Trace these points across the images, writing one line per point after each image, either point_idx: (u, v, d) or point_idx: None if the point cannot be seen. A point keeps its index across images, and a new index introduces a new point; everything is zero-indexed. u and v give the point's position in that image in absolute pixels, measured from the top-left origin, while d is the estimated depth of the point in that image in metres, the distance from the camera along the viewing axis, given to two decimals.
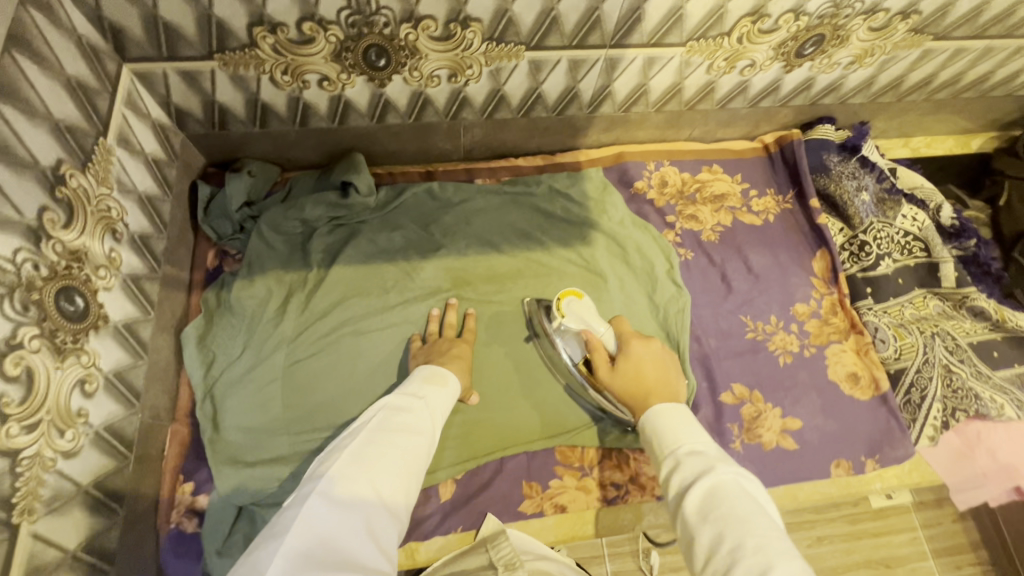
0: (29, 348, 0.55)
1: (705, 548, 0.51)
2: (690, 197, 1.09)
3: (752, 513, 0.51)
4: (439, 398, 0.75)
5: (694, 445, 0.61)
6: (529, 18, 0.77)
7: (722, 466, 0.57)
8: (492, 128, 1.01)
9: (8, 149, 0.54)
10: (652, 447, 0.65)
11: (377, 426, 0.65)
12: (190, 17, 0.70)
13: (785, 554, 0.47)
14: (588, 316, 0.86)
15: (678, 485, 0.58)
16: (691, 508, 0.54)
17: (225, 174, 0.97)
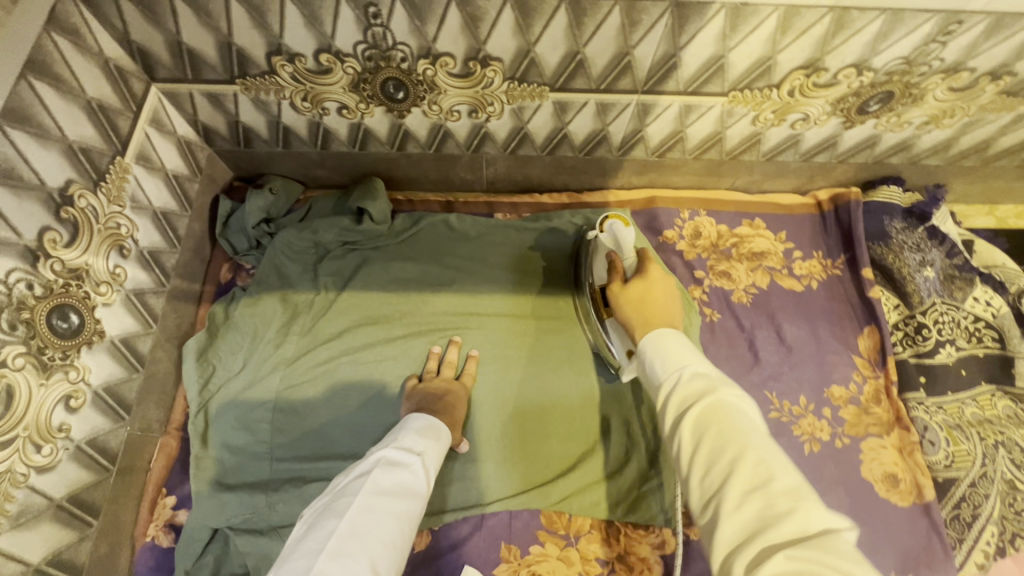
0: (12, 365, 0.56)
1: (696, 468, 0.47)
2: (724, 251, 1.01)
3: (749, 429, 0.46)
4: (432, 454, 0.71)
5: (702, 366, 0.54)
6: (554, 60, 0.73)
7: (721, 386, 0.51)
8: (517, 164, 0.98)
9: (12, 172, 0.56)
10: (651, 369, 0.58)
11: (373, 499, 0.60)
12: (212, 44, 0.71)
13: (786, 471, 0.43)
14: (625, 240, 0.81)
15: (673, 407, 0.52)
16: (686, 424, 0.49)
17: (248, 189, 0.99)
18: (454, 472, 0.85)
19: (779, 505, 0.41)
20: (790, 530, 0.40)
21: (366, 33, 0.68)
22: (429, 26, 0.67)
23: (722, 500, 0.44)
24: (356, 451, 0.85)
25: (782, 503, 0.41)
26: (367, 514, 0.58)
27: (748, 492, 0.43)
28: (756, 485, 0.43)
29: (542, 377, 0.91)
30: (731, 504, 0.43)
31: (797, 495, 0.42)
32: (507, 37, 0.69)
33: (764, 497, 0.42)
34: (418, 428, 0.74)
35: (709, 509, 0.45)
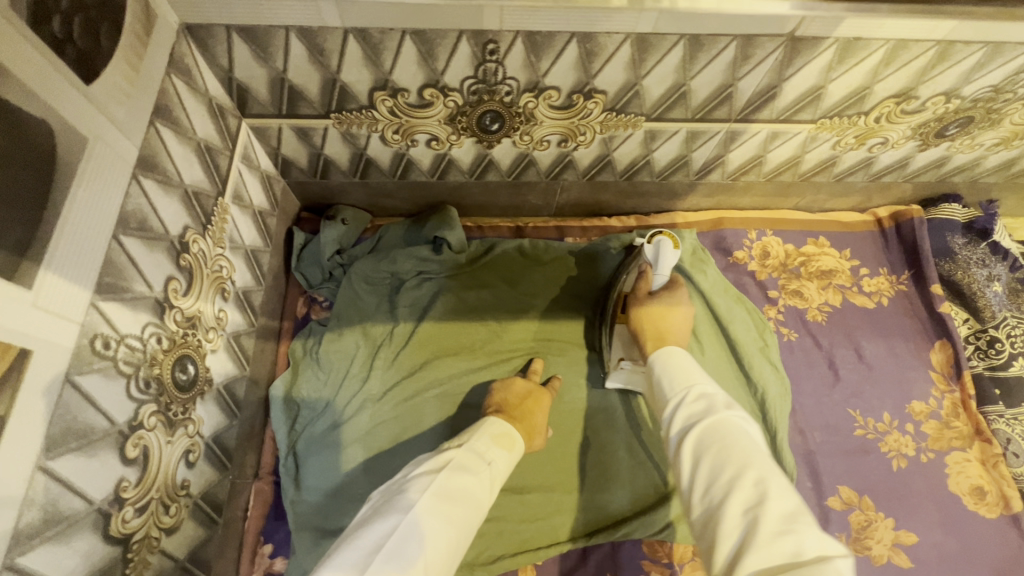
0: (148, 425, 0.54)
1: (703, 483, 0.48)
2: (793, 271, 1.02)
3: (748, 451, 0.47)
4: (503, 465, 0.65)
5: (706, 389, 0.57)
6: (658, 91, 0.73)
7: (724, 411, 0.53)
8: (591, 189, 0.98)
9: (146, 223, 0.53)
10: (660, 388, 0.63)
11: (440, 503, 0.54)
12: (316, 80, 0.69)
13: (785, 494, 0.43)
14: (665, 256, 0.84)
15: (677, 429, 0.55)
16: (689, 441, 0.52)
17: (319, 221, 0.97)
18: (552, 504, 0.84)
19: (769, 523, 0.41)
20: (780, 544, 0.39)
21: (478, 68, 0.68)
22: (544, 60, 0.67)
23: (720, 517, 0.44)
24: None
25: (771, 522, 0.41)
26: (433, 519, 0.52)
27: (743, 514, 0.43)
28: (750, 505, 0.43)
29: (630, 403, 0.91)
30: (726, 524, 0.44)
31: (791, 518, 0.41)
32: (617, 71, 0.69)
33: (755, 514, 0.42)
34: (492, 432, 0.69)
35: (709, 534, 0.45)
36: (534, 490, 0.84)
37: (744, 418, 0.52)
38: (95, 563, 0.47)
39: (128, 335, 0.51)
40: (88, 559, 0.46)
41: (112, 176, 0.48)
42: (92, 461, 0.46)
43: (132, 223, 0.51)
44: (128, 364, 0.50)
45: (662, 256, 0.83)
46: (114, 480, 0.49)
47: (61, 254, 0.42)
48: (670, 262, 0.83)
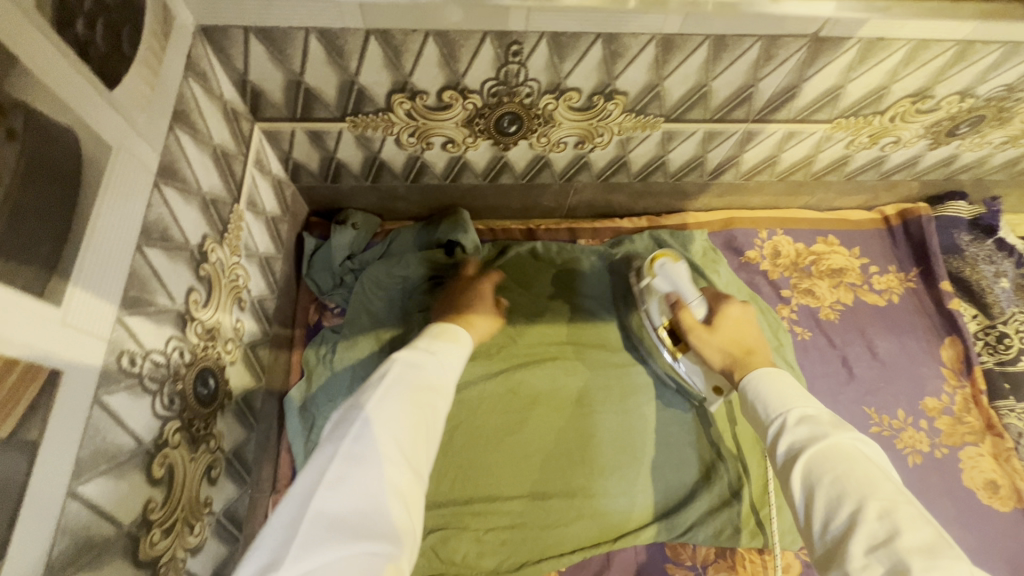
0: (173, 443, 0.52)
1: (823, 515, 0.47)
2: (804, 269, 1.03)
3: (877, 480, 0.46)
4: (455, 358, 0.62)
5: (806, 412, 0.56)
6: (679, 92, 0.72)
7: (841, 433, 0.52)
8: (604, 190, 0.97)
9: (167, 233, 0.52)
10: (754, 409, 0.61)
11: (388, 406, 0.51)
12: (334, 82, 0.67)
13: (919, 525, 0.43)
14: (680, 280, 0.83)
15: (784, 453, 0.54)
16: (798, 471, 0.51)
17: (329, 225, 0.95)
18: (573, 510, 0.83)
19: (909, 557, 0.40)
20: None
21: (500, 70, 0.67)
22: (567, 62, 0.66)
23: (847, 550, 0.44)
24: (475, 494, 0.83)
25: (914, 560, 0.40)
26: (385, 429, 0.49)
27: (874, 547, 0.42)
28: (882, 539, 0.42)
29: (647, 405, 0.91)
30: (857, 560, 0.43)
31: (928, 551, 0.40)
32: (640, 72, 0.68)
33: (887, 550, 0.42)
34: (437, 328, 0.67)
35: (836, 565, 0.44)
36: (555, 496, 0.84)
37: (861, 443, 0.51)
38: None
39: (152, 351, 0.49)
40: None
41: (135, 186, 0.46)
42: (121, 484, 0.44)
43: (154, 233, 0.49)
44: (153, 380, 0.49)
45: (679, 282, 0.83)
46: (142, 502, 0.47)
47: (90, 268, 0.40)
48: (684, 282, 0.82)
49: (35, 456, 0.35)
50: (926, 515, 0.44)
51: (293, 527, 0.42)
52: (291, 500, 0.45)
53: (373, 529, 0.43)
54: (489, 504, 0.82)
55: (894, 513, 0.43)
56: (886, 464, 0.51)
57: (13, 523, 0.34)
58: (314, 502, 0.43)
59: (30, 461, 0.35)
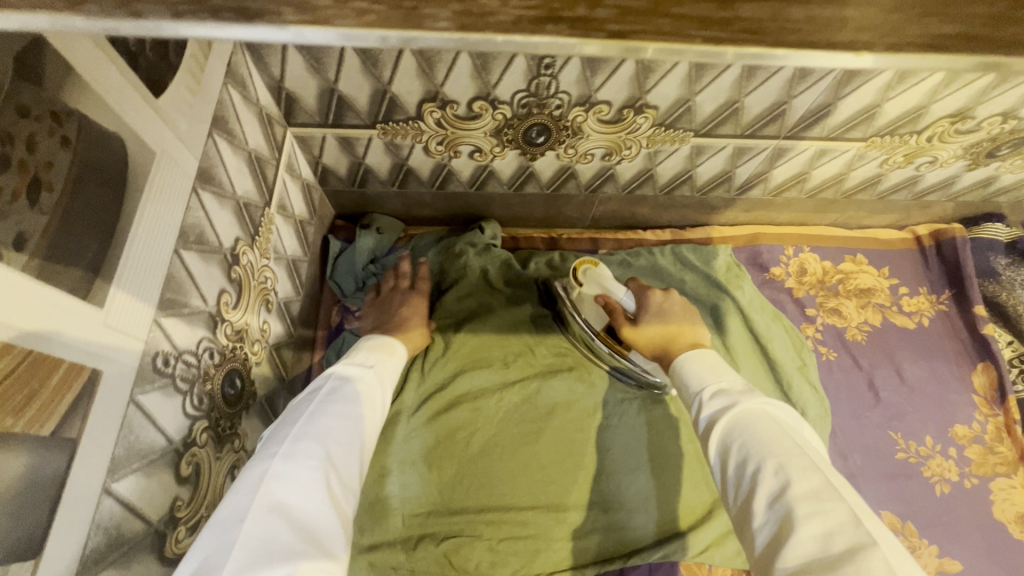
0: (199, 442, 0.52)
1: (733, 478, 0.50)
2: (831, 288, 1.01)
3: (776, 437, 0.49)
4: (387, 365, 0.69)
5: (720, 386, 0.59)
6: (710, 107, 0.72)
7: (749, 398, 0.55)
8: (628, 203, 0.97)
9: (203, 237, 0.53)
10: (682, 390, 0.65)
11: (316, 425, 0.53)
12: (367, 90, 0.68)
13: (808, 472, 0.45)
14: (605, 280, 0.85)
15: (705, 422, 0.57)
16: (713, 439, 0.54)
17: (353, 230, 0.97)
18: (588, 523, 0.82)
19: (799, 507, 0.43)
20: (813, 534, 0.41)
21: (531, 82, 0.67)
22: (598, 75, 0.66)
23: (752, 508, 0.47)
24: (490, 503, 0.82)
25: (799, 506, 0.43)
26: (317, 448, 0.50)
27: (771, 503, 0.45)
28: (775, 493, 0.45)
29: (666, 420, 0.90)
30: (758, 515, 0.46)
31: (816, 496, 0.43)
32: (672, 86, 0.68)
33: (782, 502, 0.44)
34: (368, 347, 0.71)
35: (746, 522, 0.47)
36: (570, 508, 0.83)
37: (767, 400, 0.54)
38: None
39: (185, 351, 0.50)
40: None
41: (174, 190, 0.47)
42: (151, 481, 0.45)
43: (190, 236, 0.50)
44: (184, 380, 0.49)
45: (607, 283, 0.84)
46: (170, 499, 0.48)
47: (131, 270, 0.41)
48: (611, 281, 0.84)
49: (73, 452, 0.36)
50: (821, 462, 0.47)
51: (223, 552, 0.40)
52: (211, 531, 0.43)
53: (313, 544, 0.44)
54: (503, 513, 0.82)
55: (785, 466, 0.46)
56: (797, 419, 0.53)
57: (51, 520, 0.34)
58: (247, 523, 0.42)
59: (69, 458, 0.36)
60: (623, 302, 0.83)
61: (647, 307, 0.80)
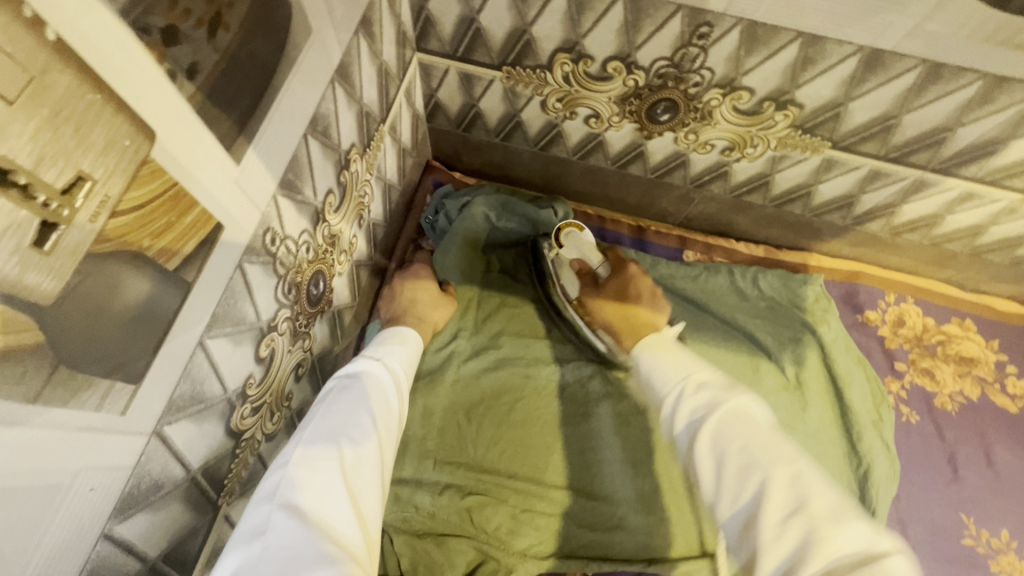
0: (279, 329, 0.53)
1: (726, 486, 0.42)
2: (929, 348, 0.93)
3: (777, 444, 0.42)
4: (401, 355, 0.64)
5: (700, 375, 0.50)
6: (862, 118, 0.66)
7: (737, 396, 0.46)
8: (731, 207, 0.92)
9: (328, 130, 0.52)
10: (650, 382, 0.54)
11: (327, 426, 0.48)
12: (506, 27, 0.66)
13: (822, 490, 0.38)
14: (585, 244, 0.81)
15: (680, 422, 0.47)
16: (696, 443, 0.45)
17: (436, 192, 0.97)
18: (614, 518, 0.79)
19: (821, 528, 0.36)
20: (832, 555, 0.35)
21: (678, 50, 0.63)
22: (753, 57, 0.61)
23: (750, 529, 0.39)
24: (522, 472, 0.81)
25: (822, 525, 0.36)
26: (331, 446, 0.46)
27: (783, 516, 0.37)
28: (786, 511, 0.38)
29: None
30: (766, 532, 0.37)
31: (834, 511, 0.37)
32: (828, 86, 0.63)
33: (797, 524, 0.37)
34: (384, 338, 0.66)
35: (742, 545, 0.39)
36: (600, 499, 0.80)
37: (759, 402, 0.47)
38: (214, 450, 0.46)
39: (289, 236, 0.50)
40: (209, 446, 0.45)
41: (317, 75, 0.47)
42: (235, 350, 0.45)
43: (319, 125, 0.50)
44: (282, 264, 0.50)
45: (583, 245, 0.82)
46: (245, 374, 0.48)
47: (269, 138, 0.41)
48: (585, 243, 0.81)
49: (185, 293, 0.36)
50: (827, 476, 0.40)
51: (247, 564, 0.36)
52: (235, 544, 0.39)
53: (338, 546, 0.39)
54: (533, 485, 0.80)
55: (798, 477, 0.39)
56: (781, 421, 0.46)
57: (155, 353, 0.35)
58: (266, 534, 0.38)
59: (180, 297, 0.36)
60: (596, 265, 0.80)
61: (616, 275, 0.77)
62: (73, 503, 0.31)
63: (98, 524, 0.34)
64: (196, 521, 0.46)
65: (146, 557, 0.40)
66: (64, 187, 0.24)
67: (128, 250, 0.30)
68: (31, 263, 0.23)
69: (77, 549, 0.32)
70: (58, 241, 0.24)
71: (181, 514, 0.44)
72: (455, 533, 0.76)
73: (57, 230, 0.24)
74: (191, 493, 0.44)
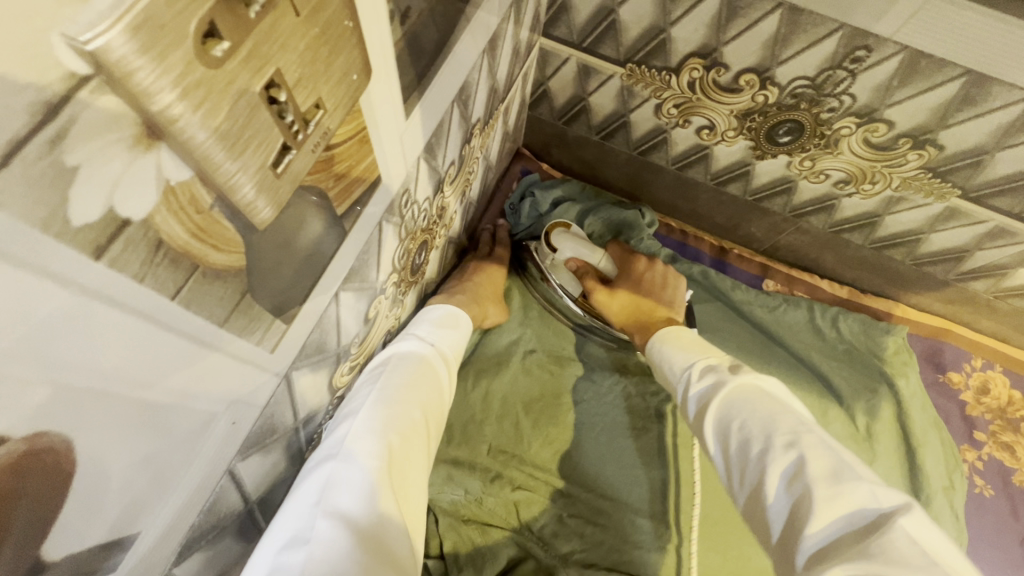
0: (386, 293, 0.52)
1: (736, 458, 0.46)
2: (1013, 422, 0.88)
3: (776, 413, 0.46)
4: (453, 342, 0.59)
5: (711, 363, 0.55)
6: (1005, 170, 0.62)
7: (738, 374, 0.51)
8: (824, 243, 0.88)
9: (468, 101, 0.52)
10: (665, 370, 0.60)
11: (379, 419, 0.45)
12: (644, 24, 0.65)
13: (824, 452, 0.41)
14: (580, 245, 0.83)
15: (694, 400, 0.53)
16: (710, 418, 0.50)
17: (524, 180, 0.96)
18: (663, 540, 0.75)
19: (818, 487, 0.39)
20: (835, 516, 0.37)
21: (823, 71, 0.60)
22: (904, 89, 0.58)
23: (762, 493, 0.42)
24: (574, 477, 0.79)
25: (818, 484, 0.39)
26: (383, 446, 0.43)
27: (787, 481, 0.41)
28: (790, 469, 0.41)
29: None
30: (773, 494, 0.41)
31: (836, 472, 0.39)
32: (978, 131, 0.59)
33: (796, 484, 0.40)
34: (433, 319, 0.60)
35: (756, 510, 0.43)
36: (650, 517, 0.77)
37: (759, 375, 0.50)
38: (316, 403, 0.45)
39: (417, 201, 0.49)
40: (315, 398, 0.45)
41: (476, 43, 0.46)
42: (355, 307, 0.45)
43: (465, 94, 0.49)
44: (405, 229, 0.49)
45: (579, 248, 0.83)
46: (355, 333, 0.47)
47: (432, 99, 0.41)
48: (581, 243, 0.83)
49: (340, 240, 0.35)
50: (833, 440, 0.43)
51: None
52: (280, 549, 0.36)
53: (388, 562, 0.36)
54: (583, 491, 0.78)
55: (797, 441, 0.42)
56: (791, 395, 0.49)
57: (307, 297, 0.34)
58: (313, 541, 0.35)
59: (337, 243, 0.35)
60: (600, 265, 0.84)
61: (624, 273, 0.82)
62: (217, 435, 0.30)
63: (226, 458, 0.33)
64: (287, 470, 0.46)
65: (247, 499, 0.40)
66: (305, 111, 0.23)
67: (320, 190, 0.29)
68: (264, 185, 0.23)
69: (208, 482, 0.32)
70: (288, 166, 0.23)
71: (280, 462, 0.43)
72: (499, 525, 0.75)
73: (290, 154, 0.23)
74: (291, 442, 0.44)
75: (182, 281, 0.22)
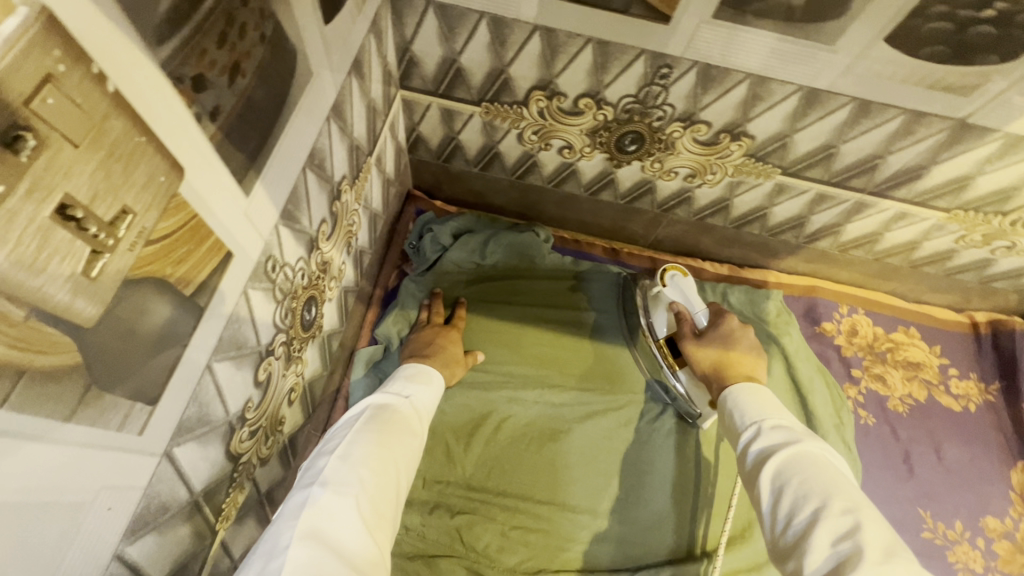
0: (276, 354, 0.54)
1: (786, 513, 0.48)
2: (880, 354, 1.00)
3: (842, 484, 0.48)
4: (428, 398, 0.61)
5: (781, 422, 0.57)
6: (806, 147, 0.74)
7: (810, 439, 0.53)
8: (696, 229, 0.98)
9: (323, 163, 0.56)
10: (727, 418, 0.62)
11: (356, 454, 0.47)
12: (485, 68, 0.72)
13: (883, 529, 0.44)
14: (692, 296, 0.79)
15: (755, 453, 0.55)
16: (770, 467, 0.52)
17: (420, 219, 1.01)
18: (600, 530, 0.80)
19: (873, 553, 0.41)
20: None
21: (641, 88, 0.70)
22: (708, 94, 0.69)
23: (807, 550, 0.44)
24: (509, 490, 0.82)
25: (873, 550, 0.41)
26: (354, 476, 0.45)
27: (837, 540, 0.44)
28: (843, 534, 0.43)
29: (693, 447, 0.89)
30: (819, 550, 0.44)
31: (893, 545, 0.42)
32: (774, 120, 0.70)
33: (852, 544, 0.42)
34: (405, 375, 0.62)
35: (793, 560, 0.45)
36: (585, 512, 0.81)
37: (824, 445, 0.53)
38: (213, 471, 0.47)
39: (286, 264, 0.52)
40: (211, 466, 0.46)
41: (315, 115, 0.51)
42: (237, 374, 0.47)
43: (316, 158, 0.53)
44: (281, 290, 0.52)
45: (687, 293, 0.79)
46: (244, 398, 0.49)
47: (273, 173, 0.45)
48: (688, 291, 0.79)
49: (197, 317, 0.38)
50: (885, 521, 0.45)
51: None
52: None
53: None
54: (519, 502, 0.80)
55: (856, 510, 0.45)
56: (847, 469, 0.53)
57: (168, 379, 0.36)
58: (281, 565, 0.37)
59: (194, 321, 0.38)
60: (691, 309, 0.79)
61: (713, 325, 0.76)
62: (92, 522, 0.32)
63: (112, 543, 0.35)
64: (195, 544, 0.47)
65: None
66: (110, 219, 0.27)
67: (156, 278, 0.32)
68: (80, 288, 0.26)
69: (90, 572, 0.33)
70: (103, 268, 0.27)
71: (184, 535, 0.44)
72: (444, 553, 0.77)
73: (102, 258, 0.27)
74: (192, 514, 0.45)
75: (8, 388, 0.24)
